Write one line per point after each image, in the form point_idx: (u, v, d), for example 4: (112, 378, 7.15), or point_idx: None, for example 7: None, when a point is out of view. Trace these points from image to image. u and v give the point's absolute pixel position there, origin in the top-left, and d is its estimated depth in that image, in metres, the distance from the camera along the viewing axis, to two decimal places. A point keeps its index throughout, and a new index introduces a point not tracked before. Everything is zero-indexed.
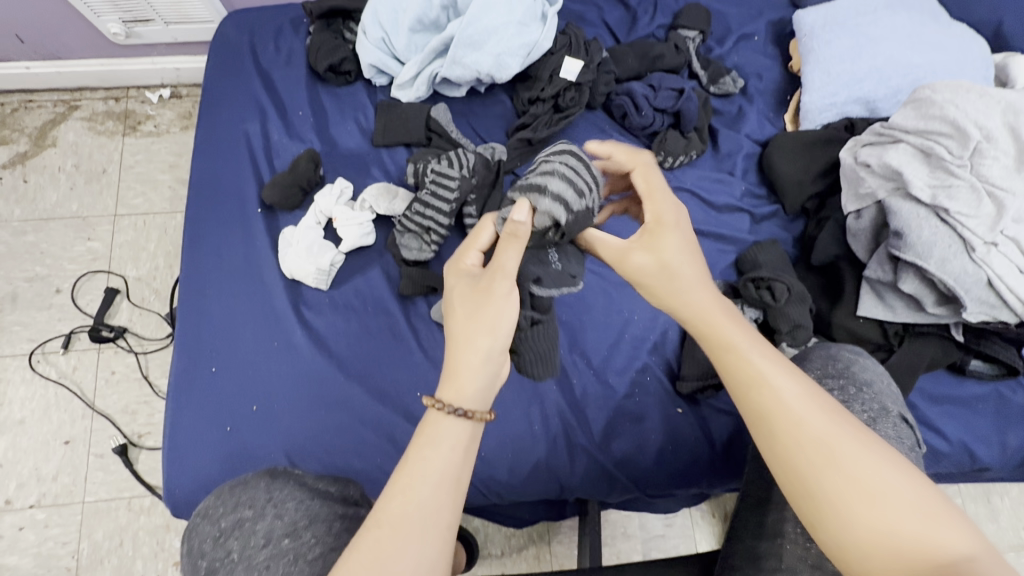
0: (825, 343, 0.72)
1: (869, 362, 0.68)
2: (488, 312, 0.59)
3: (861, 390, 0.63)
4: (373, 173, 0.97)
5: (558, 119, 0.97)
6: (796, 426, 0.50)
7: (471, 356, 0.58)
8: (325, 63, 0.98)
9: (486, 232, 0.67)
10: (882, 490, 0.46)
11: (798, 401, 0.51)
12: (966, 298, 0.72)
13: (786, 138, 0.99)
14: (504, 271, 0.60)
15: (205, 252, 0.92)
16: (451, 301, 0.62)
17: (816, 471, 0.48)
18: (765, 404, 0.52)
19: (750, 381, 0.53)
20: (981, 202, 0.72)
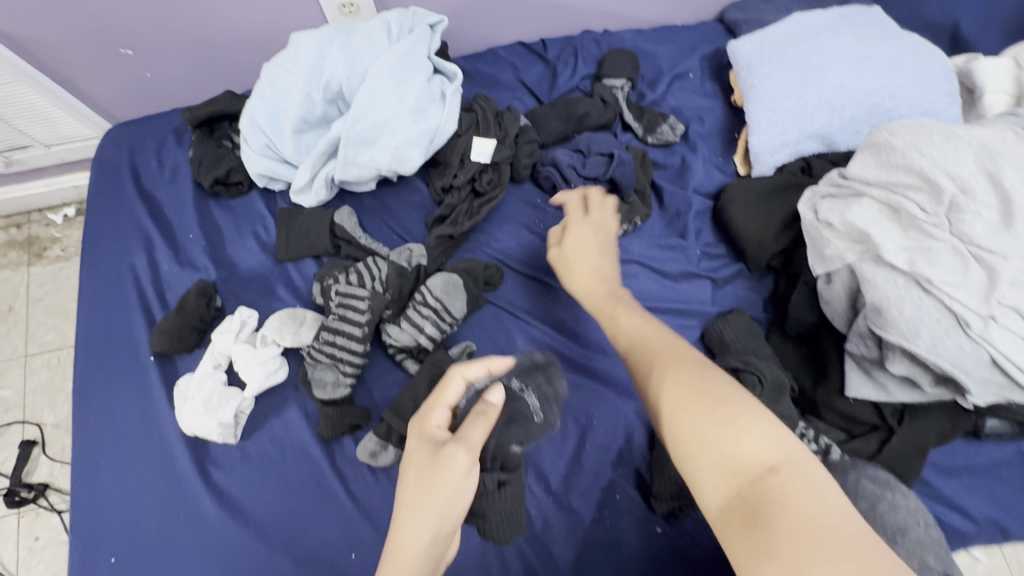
0: (853, 466, 0.64)
1: (897, 498, 0.58)
2: (442, 487, 0.49)
3: (896, 541, 0.55)
4: (279, 294, 0.86)
5: (478, 205, 0.86)
6: (636, 351, 0.60)
7: (413, 526, 0.49)
8: (211, 177, 0.88)
9: (456, 386, 0.55)
10: (704, 395, 0.50)
11: (669, 349, 0.58)
12: (968, 382, 0.60)
13: (739, 188, 0.87)
14: (467, 447, 0.51)
15: (94, 415, 0.80)
16: (403, 467, 0.52)
17: (652, 385, 0.55)
18: (644, 354, 0.59)
19: (634, 332, 0.63)
20: (967, 267, 0.60)
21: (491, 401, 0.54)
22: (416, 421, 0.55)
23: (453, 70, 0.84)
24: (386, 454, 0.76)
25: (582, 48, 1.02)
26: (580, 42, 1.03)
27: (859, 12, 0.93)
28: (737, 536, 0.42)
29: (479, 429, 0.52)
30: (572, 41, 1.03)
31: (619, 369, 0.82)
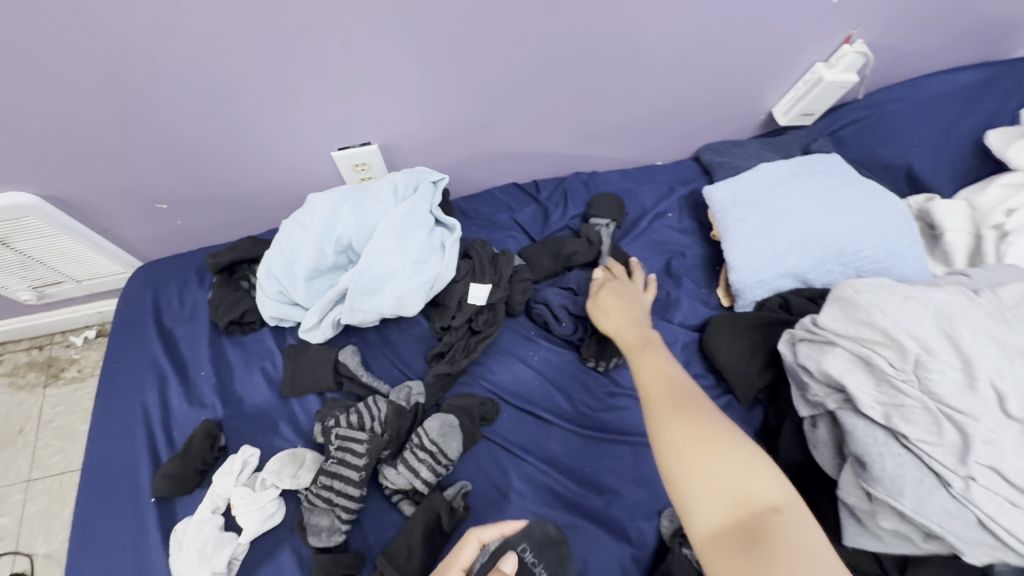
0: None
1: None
2: None
3: None
4: (281, 430, 0.88)
5: (475, 342, 0.91)
6: (655, 386, 0.67)
7: None
8: (226, 317, 0.94)
9: (471, 548, 0.61)
10: (714, 437, 0.58)
11: (687, 393, 0.65)
12: (958, 543, 0.60)
13: (722, 322, 0.93)
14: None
15: (87, 563, 0.79)
16: None
17: (665, 418, 0.61)
18: (664, 392, 0.66)
19: (653, 373, 0.69)
20: (941, 427, 0.62)
21: (502, 570, 0.55)
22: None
23: (452, 223, 0.93)
24: None
25: (571, 190, 1.12)
26: (569, 185, 1.13)
27: (819, 160, 1.04)
28: (731, 557, 0.49)
29: None
30: (562, 184, 1.14)
31: (616, 509, 0.82)
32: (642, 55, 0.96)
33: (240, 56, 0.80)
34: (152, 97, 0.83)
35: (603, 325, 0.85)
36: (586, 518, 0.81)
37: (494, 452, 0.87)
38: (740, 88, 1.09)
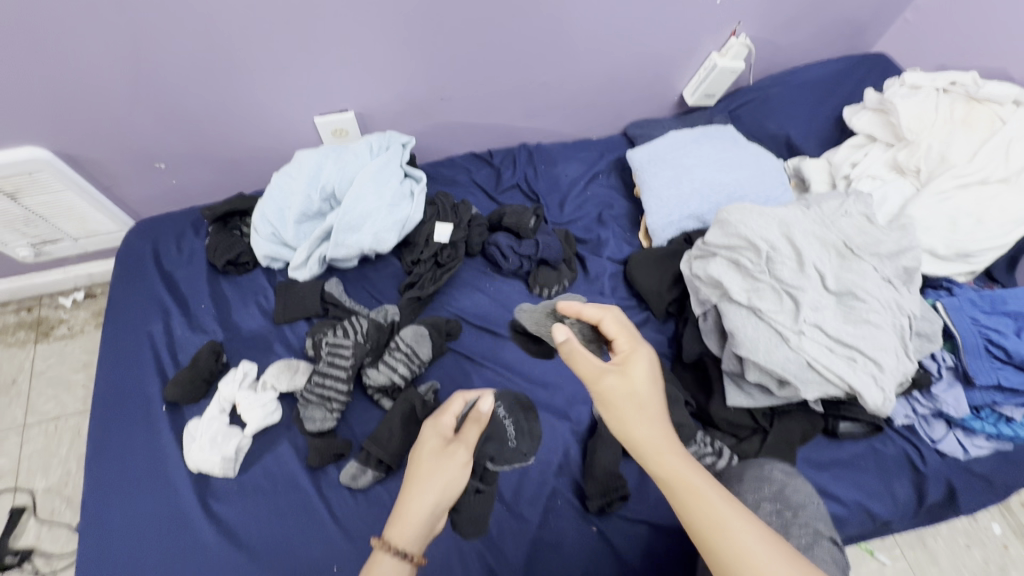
0: (761, 460, 0.84)
1: (798, 484, 0.79)
2: (442, 472, 0.69)
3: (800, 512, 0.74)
4: (275, 350, 1.04)
5: (440, 274, 1.10)
6: (724, 546, 0.58)
7: (420, 508, 0.66)
8: (224, 258, 1.09)
9: (458, 403, 0.77)
10: None
11: (770, 554, 0.56)
12: (796, 381, 0.83)
13: (641, 256, 1.15)
14: (467, 444, 0.73)
15: (109, 460, 0.92)
16: (419, 454, 0.72)
17: None
18: (718, 528, 0.60)
19: (697, 505, 0.62)
20: (783, 300, 0.86)
21: (483, 410, 0.76)
22: (433, 418, 0.77)
23: (419, 175, 1.12)
24: (365, 476, 0.91)
25: (520, 156, 1.33)
26: (518, 152, 1.34)
27: (717, 130, 1.29)
28: None
29: (474, 431, 0.75)
30: (512, 151, 1.35)
31: (557, 398, 1.02)
32: (574, 40, 1.18)
33: (239, 30, 0.96)
34: (160, 64, 0.97)
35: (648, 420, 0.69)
36: (534, 406, 1.01)
37: (458, 361, 1.05)
38: (655, 71, 1.33)
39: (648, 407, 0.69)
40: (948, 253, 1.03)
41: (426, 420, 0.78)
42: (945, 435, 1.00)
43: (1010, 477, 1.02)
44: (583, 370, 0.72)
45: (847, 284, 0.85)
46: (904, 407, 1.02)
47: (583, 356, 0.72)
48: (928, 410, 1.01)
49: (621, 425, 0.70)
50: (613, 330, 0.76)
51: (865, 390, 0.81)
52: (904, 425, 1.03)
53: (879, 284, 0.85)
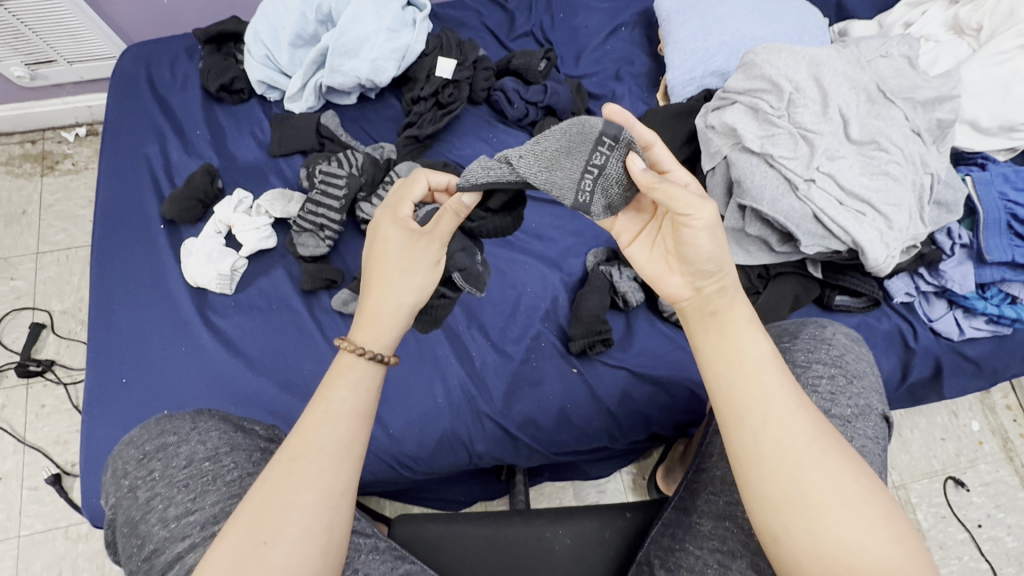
0: (823, 323, 0.79)
1: (856, 353, 0.75)
2: (416, 268, 0.62)
3: (854, 382, 0.70)
4: (271, 181, 1.02)
5: (440, 115, 1.04)
6: (767, 415, 0.51)
7: (395, 309, 0.60)
8: (217, 83, 1.05)
9: (420, 186, 0.67)
10: (830, 492, 0.47)
11: (805, 427, 0.50)
12: (797, 232, 0.80)
13: (656, 113, 1.06)
14: (441, 233, 0.65)
15: (112, 269, 0.96)
16: (385, 252, 0.63)
17: (773, 469, 0.49)
18: (760, 413, 0.51)
19: (742, 379, 0.52)
20: (798, 145, 0.80)
21: (463, 201, 0.65)
22: (387, 207, 0.65)
23: (423, 3, 1.04)
24: (356, 303, 0.93)
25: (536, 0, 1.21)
26: None
27: None
28: None
29: (449, 223, 0.65)
30: None
31: (551, 250, 1.01)
32: None
33: None
34: None
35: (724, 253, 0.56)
36: (527, 255, 1.00)
37: None
38: None
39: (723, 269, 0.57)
40: (992, 126, 0.94)
41: (379, 211, 0.67)
42: (943, 314, 0.98)
43: (1003, 363, 1.00)
44: (677, 195, 0.53)
45: (871, 132, 0.79)
46: (906, 284, 0.98)
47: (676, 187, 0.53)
48: (932, 288, 0.97)
49: (707, 267, 0.56)
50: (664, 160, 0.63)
51: (868, 244, 0.78)
52: (903, 303, 1.00)
53: (905, 135, 0.79)
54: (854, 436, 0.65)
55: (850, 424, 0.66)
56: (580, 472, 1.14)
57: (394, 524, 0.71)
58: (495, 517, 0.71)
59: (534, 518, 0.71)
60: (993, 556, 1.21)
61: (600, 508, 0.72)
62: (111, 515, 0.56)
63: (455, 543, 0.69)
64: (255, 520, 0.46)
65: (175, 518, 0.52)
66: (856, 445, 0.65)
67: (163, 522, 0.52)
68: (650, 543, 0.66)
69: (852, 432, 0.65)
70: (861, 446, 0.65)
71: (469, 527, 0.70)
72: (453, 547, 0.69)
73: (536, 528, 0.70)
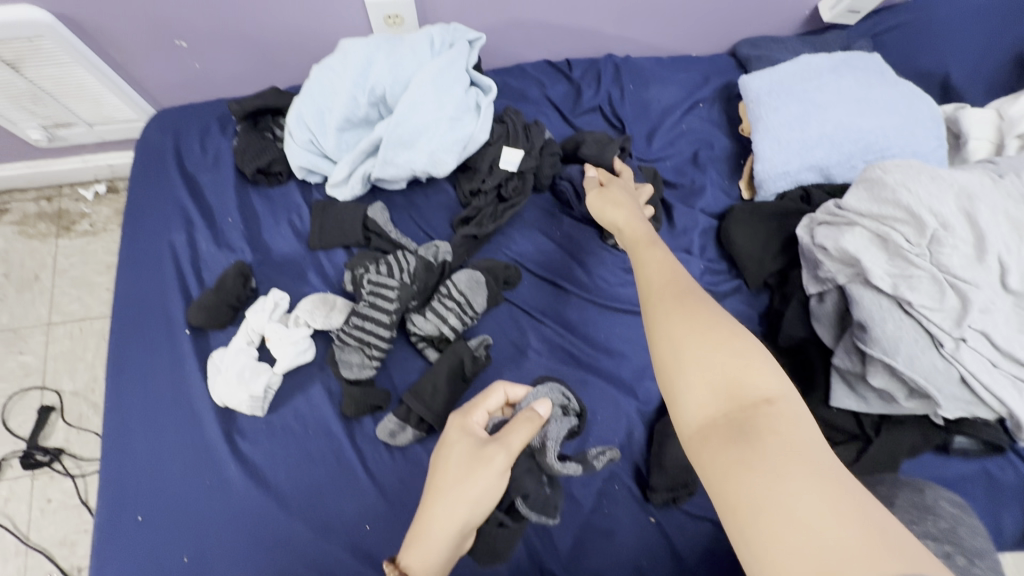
0: (922, 486, 0.71)
1: (970, 524, 0.65)
2: (476, 482, 0.57)
3: (977, 557, 0.59)
4: (309, 279, 0.91)
5: (502, 210, 0.93)
6: (678, 310, 0.52)
7: (442, 524, 0.56)
8: (253, 165, 0.94)
9: (497, 397, 0.66)
10: (744, 374, 0.47)
11: (716, 325, 0.50)
12: (938, 396, 0.67)
13: (744, 212, 0.95)
14: (508, 448, 0.59)
15: (130, 382, 0.85)
16: (444, 458, 0.60)
17: (683, 356, 0.49)
18: (672, 311, 0.53)
19: (662, 298, 0.55)
20: (944, 294, 0.67)
21: (537, 411, 0.62)
22: (460, 414, 0.64)
23: (489, 84, 0.92)
24: (405, 434, 0.82)
25: (605, 70, 1.09)
26: (603, 65, 1.10)
27: (860, 57, 1.02)
28: (717, 450, 0.43)
29: (521, 434, 0.60)
30: (595, 64, 1.11)
31: (623, 370, 0.89)
32: None
33: None
34: None
35: (612, 217, 0.76)
36: (597, 376, 0.88)
37: (514, 315, 0.91)
38: None
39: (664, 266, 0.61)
40: None
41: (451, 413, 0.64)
42: None
43: None
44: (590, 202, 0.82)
45: None
46: None
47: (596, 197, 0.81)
48: None
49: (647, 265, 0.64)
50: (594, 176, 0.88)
51: None
52: None
53: None
54: None
55: None
56: None
57: None
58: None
59: None
60: None
61: None
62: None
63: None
64: None
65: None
66: None
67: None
68: None
69: None
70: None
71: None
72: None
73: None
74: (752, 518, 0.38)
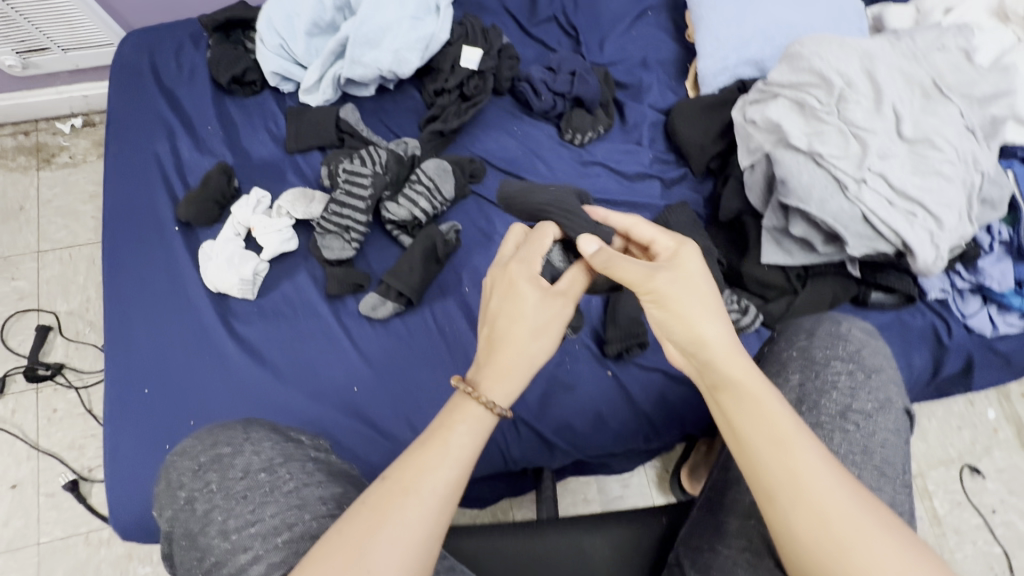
0: (835, 316, 0.73)
1: (874, 347, 0.70)
2: (550, 327, 0.58)
3: (872, 375, 0.67)
4: (289, 178, 0.98)
5: (466, 108, 1.01)
6: (802, 497, 0.47)
7: (524, 365, 0.56)
8: (227, 74, 0.99)
9: (549, 238, 0.64)
10: (856, 527, 0.45)
11: (817, 475, 0.47)
12: (845, 234, 0.78)
13: (685, 107, 1.03)
14: (570, 295, 0.60)
15: (125, 276, 0.91)
16: (516, 298, 0.58)
17: (816, 553, 0.45)
18: (786, 491, 0.48)
19: (770, 462, 0.49)
20: (848, 143, 0.78)
21: (590, 251, 0.64)
22: (523, 261, 0.61)
23: None
24: (385, 307, 0.91)
25: None
26: None
27: None
28: None
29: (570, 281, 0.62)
30: None
31: None
32: None
33: None
34: None
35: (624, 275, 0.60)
36: None
37: (481, 205, 1.00)
38: None
39: (770, 417, 0.50)
40: None
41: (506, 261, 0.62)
42: (978, 310, 0.97)
43: None
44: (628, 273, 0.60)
45: (925, 130, 0.77)
46: (942, 281, 0.97)
47: (630, 263, 0.61)
48: (967, 285, 0.97)
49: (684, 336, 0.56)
50: (648, 235, 0.66)
51: (919, 246, 0.76)
52: (937, 300, 0.99)
53: (960, 132, 0.77)
54: (875, 430, 0.63)
55: (871, 419, 0.63)
56: (607, 469, 1.13)
57: None
58: (529, 527, 0.71)
59: (571, 527, 0.70)
60: (1005, 541, 1.24)
61: (627, 514, 0.72)
62: (168, 527, 0.57)
63: (492, 554, 0.69)
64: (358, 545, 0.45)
65: (235, 531, 0.52)
66: (878, 439, 0.62)
67: (224, 533, 0.52)
68: (680, 545, 0.65)
69: (872, 427, 0.63)
70: (884, 440, 0.63)
71: (503, 540, 0.70)
72: (489, 558, 0.69)
73: (570, 537, 0.70)
74: None
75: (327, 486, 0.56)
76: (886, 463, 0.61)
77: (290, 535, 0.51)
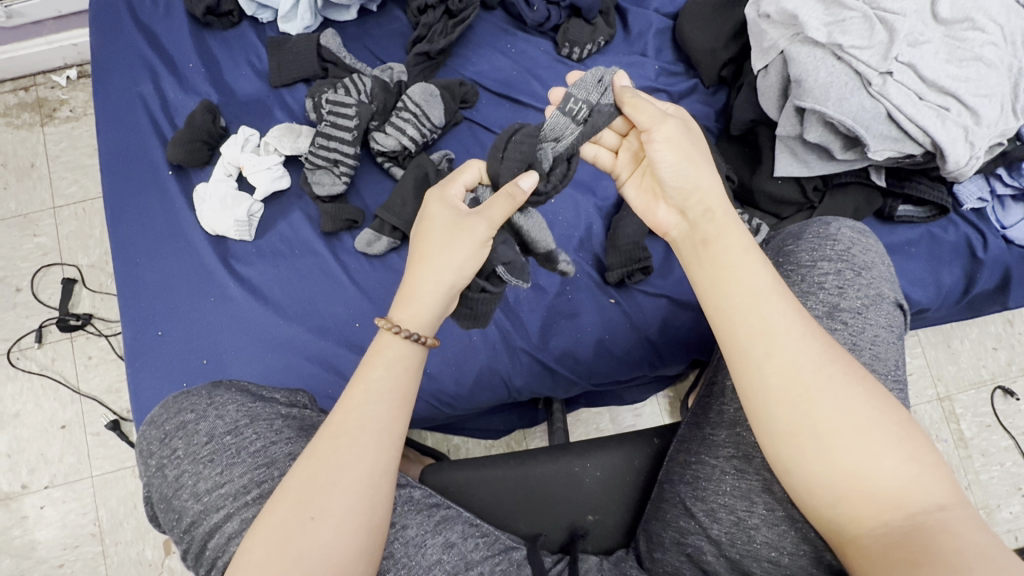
0: (822, 219, 0.64)
1: (866, 243, 0.61)
2: (456, 250, 0.56)
3: (861, 273, 0.58)
4: (276, 115, 0.95)
5: (452, 25, 0.94)
6: (776, 353, 0.46)
7: (433, 287, 0.55)
8: (202, 5, 0.95)
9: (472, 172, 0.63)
10: (829, 382, 0.45)
11: (792, 331, 0.47)
12: (866, 135, 0.71)
13: (696, 6, 0.93)
14: (484, 220, 0.57)
15: (126, 222, 0.91)
16: (426, 229, 0.58)
17: (779, 404, 0.46)
18: (758, 346, 0.47)
19: (747, 313, 0.48)
20: (873, 30, 0.70)
21: (520, 186, 0.59)
22: (438, 187, 0.61)
23: None
24: (380, 242, 0.89)
25: None
26: None
27: None
28: (801, 449, 0.45)
29: (502, 207, 0.58)
30: None
31: (582, 173, 0.96)
32: None
33: None
34: None
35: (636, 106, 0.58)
36: None
37: (474, 131, 0.95)
38: None
39: (750, 276, 0.50)
40: None
41: (429, 188, 0.62)
42: (1019, 220, 0.89)
43: None
44: (642, 109, 0.58)
45: (965, 8, 0.69)
46: (979, 188, 0.88)
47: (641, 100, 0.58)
48: (1009, 191, 0.88)
49: (685, 188, 0.56)
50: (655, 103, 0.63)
51: (950, 144, 0.70)
52: (973, 210, 0.90)
53: (1006, 8, 0.70)
54: (865, 329, 0.56)
55: (861, 317, 0.56)
56: (617, 399, 1.12)
57: (424, 473, 0.68)
58: (522, 458, 0.68)
59: (562, 455, 0.68)
60: None
61: (626, 436, 0.69)
62: (148, 493, 0.58)
63: (486, 487, 0.67)
64: (303, 490, 0.46)
65: (206, 493, 0.53)
66: (868, 338, 0.55)
67: (196, 496, 0.54)
68: (667, 461, 0.62)
69: (862, 324, 0.56)
70: (874, 337, 0.56)
71: (496, 474, 0.67)
72: (483, 491, 0.67)
73: (563, 465, 0.68)
74: (835, 503, 0.44)
75: (297, 443, 0.57)
76: (874, 361, 0.55)
77: (259, 491, 0.53)
